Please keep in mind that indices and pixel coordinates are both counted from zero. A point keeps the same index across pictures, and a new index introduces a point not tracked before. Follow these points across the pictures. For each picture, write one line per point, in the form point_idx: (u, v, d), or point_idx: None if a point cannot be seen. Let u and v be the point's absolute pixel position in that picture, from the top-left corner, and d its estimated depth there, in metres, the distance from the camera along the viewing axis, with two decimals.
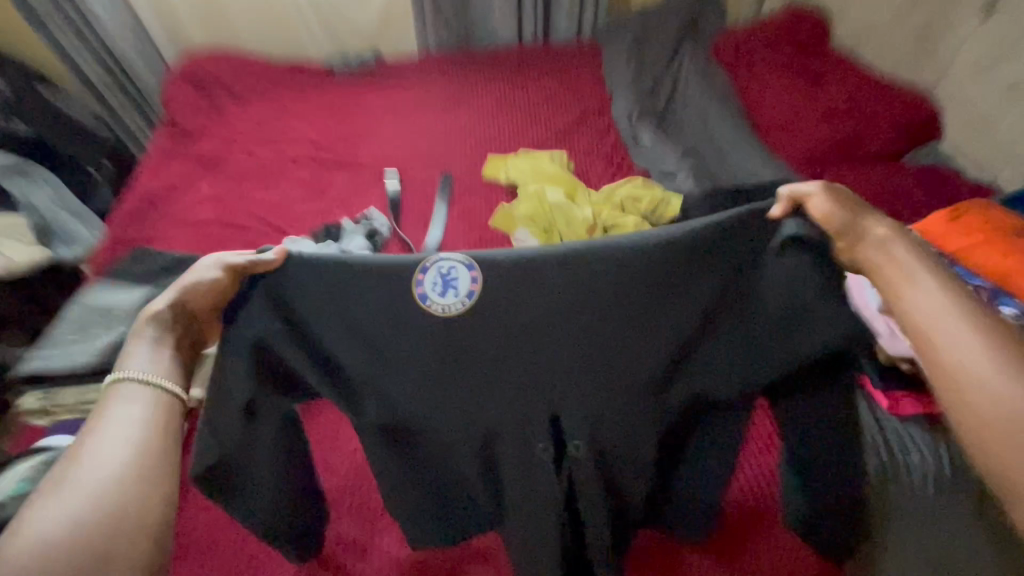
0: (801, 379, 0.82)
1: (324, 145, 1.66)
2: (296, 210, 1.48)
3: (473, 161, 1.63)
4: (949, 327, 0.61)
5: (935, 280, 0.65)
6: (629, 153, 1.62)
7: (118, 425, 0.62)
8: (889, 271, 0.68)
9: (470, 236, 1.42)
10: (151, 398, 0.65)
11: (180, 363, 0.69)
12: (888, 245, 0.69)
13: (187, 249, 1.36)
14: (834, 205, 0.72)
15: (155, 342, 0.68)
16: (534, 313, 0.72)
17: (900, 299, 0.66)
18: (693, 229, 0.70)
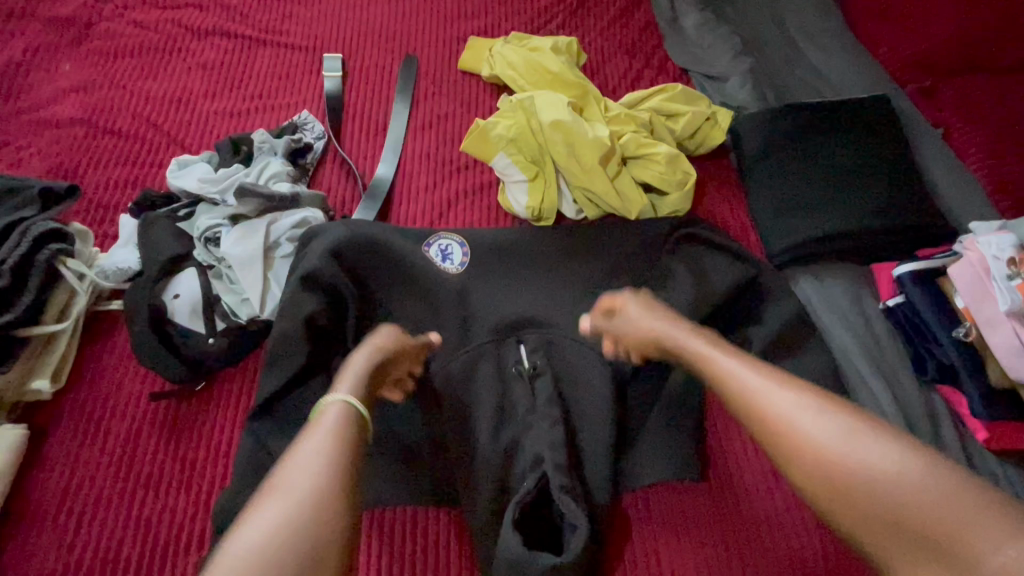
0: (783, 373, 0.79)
1: (237, 10, 1.18)
2: (197, 109, 1.06)
3: (446, 43, 1.17)
4: (785, 402, 0.54)
5: (749, 362, 0.59)
6: (664, 41, 1.17)
7: (323, 432, 0.53)
8: (711, 355, 0.63)
9: (438, 158, 1.03)
10: (342, 410, 0.56)
11: (365, 386, 0.61)
12: (682, 338, 0.67)
13: (41, 164, 0.98)
14: (638, 317, 0.72)
15: (353, 371, 0.62)
16: (492, 251, 0.88)
17: (724, 376, 0.60)
18: (594, 136, 0.88)
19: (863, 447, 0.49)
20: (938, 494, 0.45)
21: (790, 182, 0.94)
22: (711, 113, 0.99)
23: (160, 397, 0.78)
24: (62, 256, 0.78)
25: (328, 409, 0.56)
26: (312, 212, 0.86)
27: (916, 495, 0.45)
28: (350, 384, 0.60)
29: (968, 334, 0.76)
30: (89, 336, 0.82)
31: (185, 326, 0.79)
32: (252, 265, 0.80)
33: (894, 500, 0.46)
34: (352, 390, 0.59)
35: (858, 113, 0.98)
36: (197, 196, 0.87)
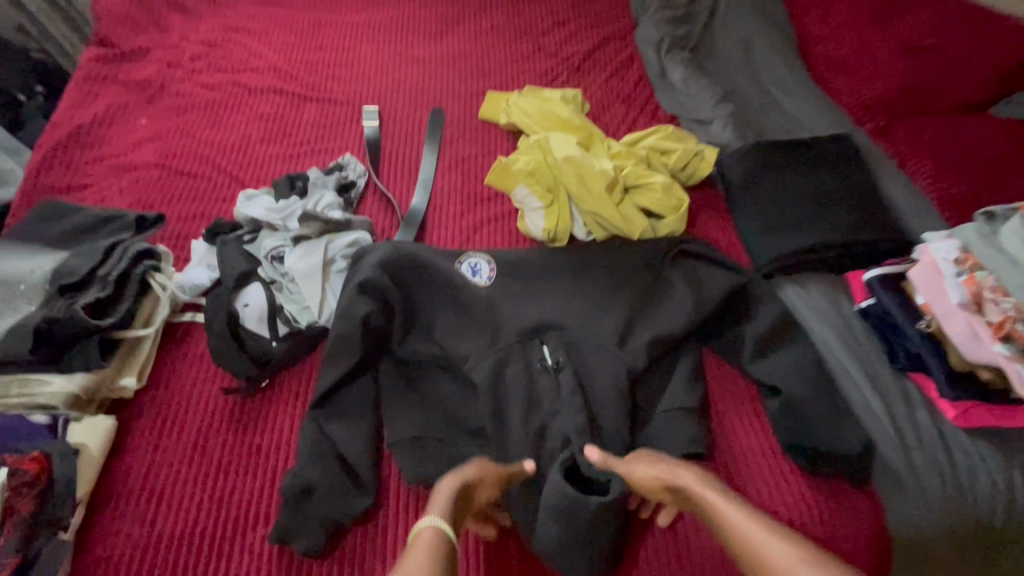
0: (773, 361, 0.91)
1: (289, 72, 1.38)
2: (256, 154, 1.23)
3: (468, 97, 1.36)
4: (784, 557, 0.62)
5: (759, 521, 0.67)
6: (655, 93, 1.36)
7: (422, 559, 0.61)
8: (721, 514, 0.70)
9: (464, 191, 1.19)
10: (434, 539, 0.64)
11: (456, 514, 0.69)
12: (689, 489, 0.74)
13: (123, 200, 1.13)
14: (645, 468, 0.76)
15: (445, 496, 0.70)
16: (518, 267, 1.02)
17: (741, 538, 0.66)
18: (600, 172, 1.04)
19: None
20: None
21: (770, 205, 1.09)
22: (699, 150, 1.16)
23: (229, 392, 0.89)
24: (151, 270, 0.91)
25: (424, 536, 0.64)
26: (362, 235, 1.00)
27: None
28: (442, 510, 0.68)
29: (928, 326, 0.89)
30: (167, 342, 0.94)
31: (253, 330, 0.91)
32: (313, 278, 0.93)
33: None
34: (445, 518, 0.67)
35: (825, 147, 1.14)
36: (263, 222, 1.02)
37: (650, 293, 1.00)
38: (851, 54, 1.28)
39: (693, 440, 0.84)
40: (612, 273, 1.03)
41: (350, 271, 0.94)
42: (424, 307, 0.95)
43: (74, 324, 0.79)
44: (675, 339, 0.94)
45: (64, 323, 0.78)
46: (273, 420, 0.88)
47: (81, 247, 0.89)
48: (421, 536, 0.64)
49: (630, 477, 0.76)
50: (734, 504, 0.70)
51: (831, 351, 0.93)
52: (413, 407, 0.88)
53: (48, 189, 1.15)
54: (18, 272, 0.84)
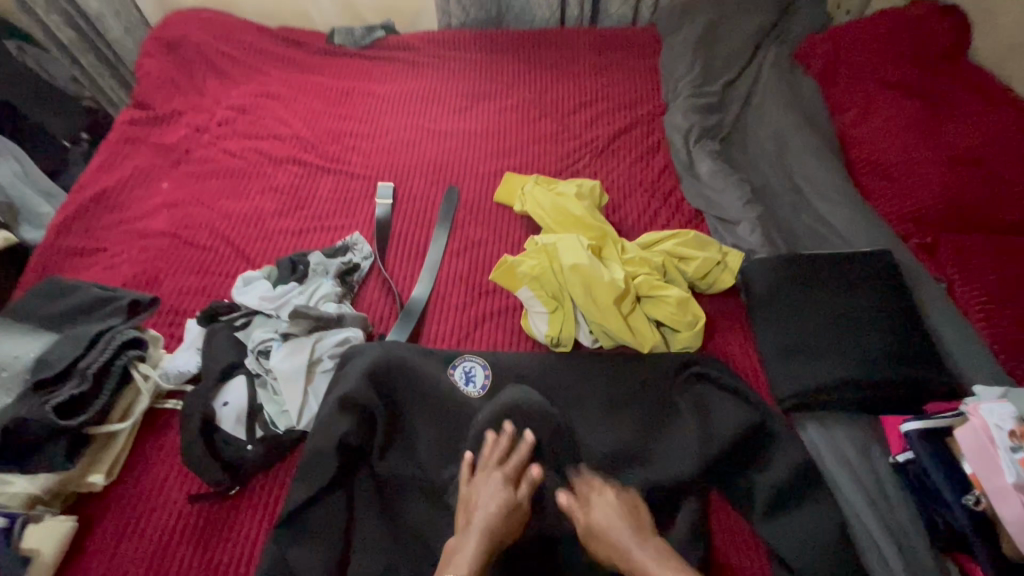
0: (785, 523, 0.80)
1: (310, 141, 1.38)
2: (266, 226, 1.22)
3: (485, 176, 1.33)
4: None
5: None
6: (680, 184, 1.30)
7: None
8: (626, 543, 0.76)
9: (469, 281, 1.15)
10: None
11: (482, 554, 0.72)
12: (632, 552, 0.75)
13: (130, 269, 1.13)
14: (604, 517, 0.79)
15: (475, 543, 0.73)
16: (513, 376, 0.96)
17: None
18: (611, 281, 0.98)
19: None
20: None
21: (795, 329, 0.99)
22: (723, 259, 1.08)
23: (198, 498, 0.84)
24: (135, 361, 0.89)
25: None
26: (355, 332, 0.96)
27: None
28: (470, 557, 0.72)
29: (979, 502, 0.77)
30: (145, 433, 0.91)
31: (229, 432, 0.87)
32: (295, 380, 0.89)
33: None
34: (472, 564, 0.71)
35: (863, 266, 1.04)
36: (256, 310, 0.99)
37: (657, 423, 0.91)
38: (896, 159, 1.18)
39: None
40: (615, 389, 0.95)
41: (337, 374, 0.90)
42: (408, 418, 0.89)
43: (44, 424, 0.77)
44: (679, 484, 0.85)
45: (34, 423, 0.76)
46: (238, 534, 0.83)
47: (73, 330, 0.88)
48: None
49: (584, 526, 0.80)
50: (677, 574, 0.72)
51: (860, 516, 0.81)
52: (384, 535, 0.81)
53: (65, 253, 1.17)
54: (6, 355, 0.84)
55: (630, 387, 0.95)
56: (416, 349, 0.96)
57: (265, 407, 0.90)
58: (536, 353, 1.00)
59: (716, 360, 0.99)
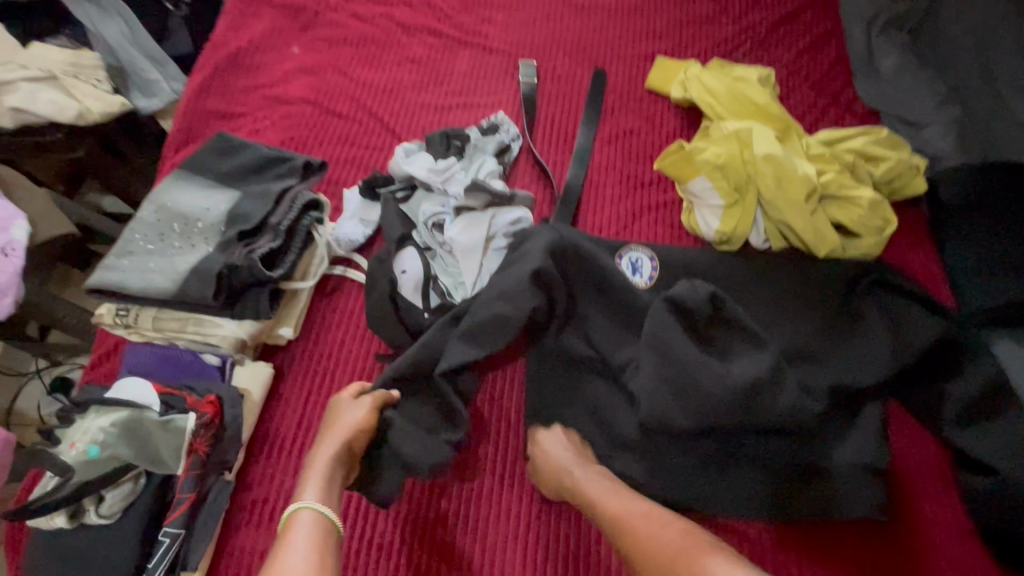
0: (971, 431, 0.80)
1: (443, 10, 1.28)
2: (406, 100, 1.17)
3: (635, 60, 1.22)
4: (648, 527, 0.63)
5: (626, 495, 0.70)
6: (854, 81, 1.17)
7: (301, 546, 0.60)
8: (587, 491, 0.72)
9: (623, 170, 1.09)
10: (314, 521, 0.64)
11: (330, 485, 0.68)
12: (575, 474, 0.74)
13: (276, 135, 1.11)
14: (551, 458, 0.77)
15: (317, 471, 0.69)
16: (680, 273, 0.94)
17: (620, 522, 0.65)
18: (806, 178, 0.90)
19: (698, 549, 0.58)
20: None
21: (1000, 240, 0.91)
22: (917, 163, 0.98)
23: (381, 358, 0.88)
24: (315, 224, 0.89)
25: (300, 522, 0.64)
26: (527, 214, 0.93)
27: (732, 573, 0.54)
28: (316, 488, 0.67)
29: None
30: (319, 294, 0.93)
31: (408, 298, 0.88)
32: (473, 254, 0.88)
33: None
34: (321, 492, 0.67)
35: None
36: (422, 182, 0.96)
37: (835, 328, 0.89)
38: None
39: (876, 502, 0.78)
40: (792, 290, 0.91)
41: (516, 253, 0.88)
42: (580, 301, 0.89)
43: (249, 275, 0.78)
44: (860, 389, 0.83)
45: (240, 272, 0.78)
46: None
47: (253, 186, 0.88)
48: (299, 521, 0.64)
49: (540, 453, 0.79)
50: (622, 499, 0.69)
51: None
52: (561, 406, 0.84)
53: (209, 115, 1.15)
54: (197, 208, 0.86)
55: (808, 289, 0.91)
56: (587, 237, 0.93)
57: (439, 279, 0.90)
58: (705, 249, 0.96)
59: (896, 269, 0.94)
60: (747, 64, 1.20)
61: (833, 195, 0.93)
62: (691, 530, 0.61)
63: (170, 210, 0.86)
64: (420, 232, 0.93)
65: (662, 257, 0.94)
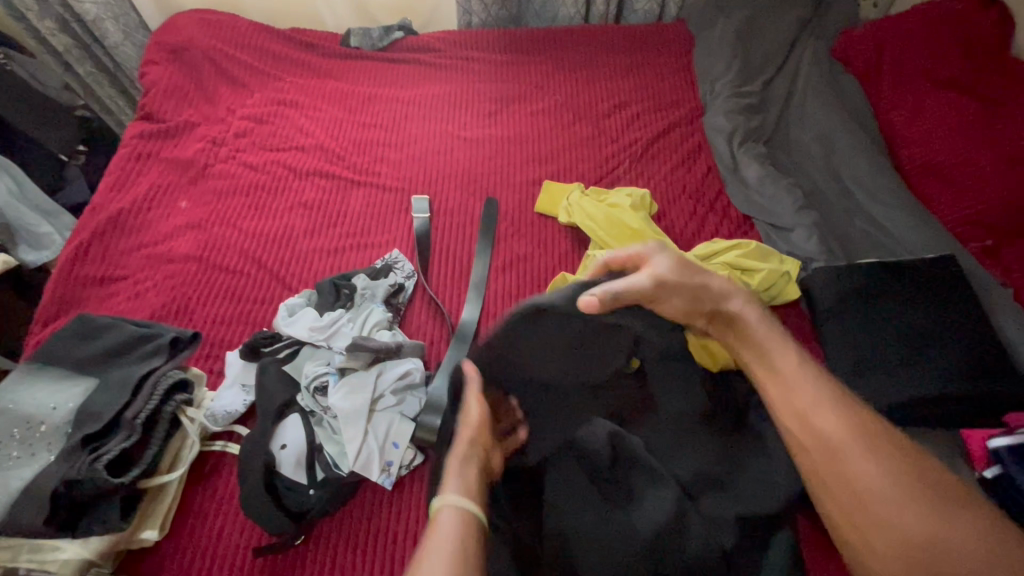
0: None
1: (337, 152, 1.32)
2: (297, 246, 1.15)
3: (524, 186, 1.27)
4: (830, 425, 0.68)
5: (807, 372, 0.73)
6: (726, 189, 1.25)
7: (447, 544, 0.60)
8: (783, 371, 0.74)
9: (519, 298, 1.09)
10: (460, 522, 0.62)
11: (479, 485, 0.67)
12: (770, 349, 0.76)
13: (157, 297, 1.06)
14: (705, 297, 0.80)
15: (456, 464, 0.68)
16: None
17: (803, 408, 0.70)
18: None
19: (890, 478, 0.64)
20: (922, 534, 0.61)
21: (865, 343, 0.96)
22: (786, 269, 1.04)
23: (261, 551, 0.78)
24: (183, 406, 0.83)
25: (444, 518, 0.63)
26: (418, 364, 0.92)
27: (911, 536, 0.61)
28: (455, 483, 0.66)
29: None
30: (194, 480, 0.84)
31: (290, 477, 0.81)
32: (357, 419, 0.84)
33: (911, 538, 0.61)
34: (460, 489, 0.65)
35: (928, 274, 1.02)
36: (305, 341, 0.93)
37: None
38: (949, 159, 1.15)
39: None
40: None
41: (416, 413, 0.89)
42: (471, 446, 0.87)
43: (94, 487, 0.70)
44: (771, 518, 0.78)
45: (84, 486, 0.70)
46: None
47: (112, 373, 0.82)
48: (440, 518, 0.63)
49: (624, 286, 0.76)
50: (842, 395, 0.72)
51: None
52: None
53: (84, 282, 1.09)
54: (42, 408, 0.78)
55: None
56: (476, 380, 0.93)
57: (325, 448, 0.84)
58: None
59: None
60: (628, 181, 1.28)
61: None
62: (889, 444, 0.66)
63: (11, 412, 0.78)
64: (305, 397, 0.88)
65: None
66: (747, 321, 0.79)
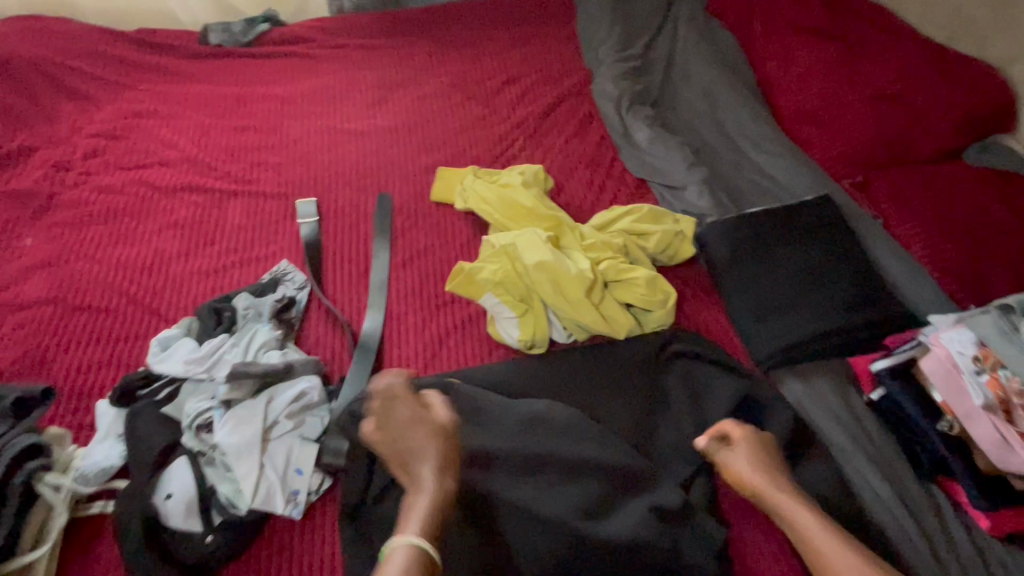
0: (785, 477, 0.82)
1: (207, 163, 1.20)
2: (170, 272, 1.04)
3: (417, 176, 1.22)
4: None
5: (828, 524, 0.67)
6: (620, 155, 1.24)
7: None
8: (806, 529, 0.67)
9: (422, 295, 1.04)
10: (410, 558, 0.62)
11: (436, 520, 0.66)
12: (775, 497, 0.71)
13: (4, 352, 0.93)
14: (745, 474, 0.74)
15: (419, 503, 0.67)
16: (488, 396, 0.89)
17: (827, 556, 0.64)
18: (583, 275, 0.92)
19: None
20: None
21: (759, 290, 1.00)
22: (680, 229, 1.05)
23: None
24: (39, 473, 0.74)
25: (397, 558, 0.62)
26: (316, 382, 0.86)
27: None
28: (415, 522, 0.65)
29: (951, 427, 0.82)
30: (68, 552, 0.75)
31: (180, 527, 0.74)
32: (249, 453, 0.77)
33: None
34: (419, 532, 0.65)
35: (812, 215, 1.07)
36: (183, 377, 0.84)
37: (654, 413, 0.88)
38: (821, 104, 1.20)
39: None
40: (604, 384, 0.91)
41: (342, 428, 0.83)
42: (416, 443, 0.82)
43: None
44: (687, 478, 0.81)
45: None
46: None
47: None
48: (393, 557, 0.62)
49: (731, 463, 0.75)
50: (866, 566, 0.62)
51: (854, 465, 0.84)
52: None
53: None
54: None
55: (620, 376, 0.92)
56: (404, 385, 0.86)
57: (217, 489, 0.77)
58: (515, 363, 0.93)
59: (689, 332, 0.98)
60: (523, 158, 1.25)
61: (615, 280, 0.96)
62: None
63: None
64: (187, 436, 0.79)
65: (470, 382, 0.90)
66: (767, 467, 0.75)
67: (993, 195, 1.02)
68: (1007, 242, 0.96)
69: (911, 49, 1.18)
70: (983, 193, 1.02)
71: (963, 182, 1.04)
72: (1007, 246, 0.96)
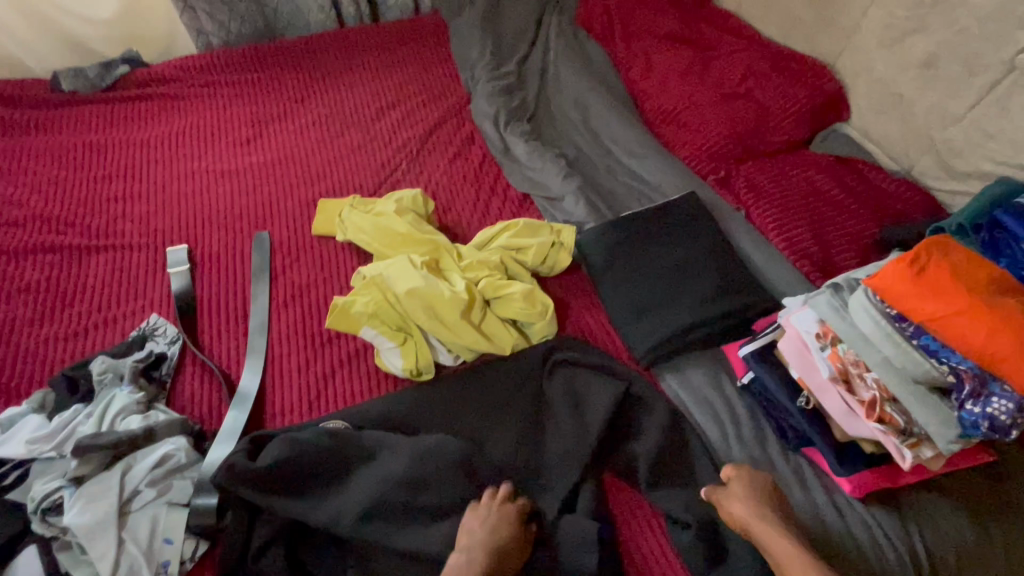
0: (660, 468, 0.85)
1: (64, 219, 1.12)
2: (23, 341, 0.97)
3: (297, 210, 1.19)
4: None
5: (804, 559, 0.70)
6: (502, 171, 1.26)
7: None
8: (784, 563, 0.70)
9: (305, 333, 1.01)
10: None
11: None
12: (759, 525, 0.74)
13: None
14: (739, 499, 0.77)
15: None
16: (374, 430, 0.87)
17: None
18: (458, 297, 0.93)
19: None
20: None
21: (635, 290, 1.04)
22: (557, 239, 1.08)
23: None
24: None
25: None
26: (181, 442, 0.81)
27: None
28: None
29: (808, 402, 0.86)
30: None
31: None
32: (104, 531, 0.72)
33: None
34: None
35: (679, 212, 1.12)
36: (28, 459, 0.78)
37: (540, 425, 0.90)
38: (682, 107, 1.27)
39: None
40: (491, 401, 0.92)
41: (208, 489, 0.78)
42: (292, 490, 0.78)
43: None
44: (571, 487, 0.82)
45: None
46: None
47: None
48: None
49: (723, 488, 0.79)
50: None
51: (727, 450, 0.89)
52: None
53: None
54: None
55: (506, 391, 0.92)
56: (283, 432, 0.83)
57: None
58: (399, 394, 0.91)
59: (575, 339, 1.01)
60: (407, 182, 1.24)
61: (494, 297, 0.98)
62: None
63: None
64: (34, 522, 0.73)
65: (353, 419, 0.88)
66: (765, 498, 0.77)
67: (832, 180, 1.12)
68: (848, 220, 1.06)
69: (754, 52, 1.28)
70: (824, 180, 1.12)
71: (807, 171, 1.14)
72: (847, 224, 1.06)
